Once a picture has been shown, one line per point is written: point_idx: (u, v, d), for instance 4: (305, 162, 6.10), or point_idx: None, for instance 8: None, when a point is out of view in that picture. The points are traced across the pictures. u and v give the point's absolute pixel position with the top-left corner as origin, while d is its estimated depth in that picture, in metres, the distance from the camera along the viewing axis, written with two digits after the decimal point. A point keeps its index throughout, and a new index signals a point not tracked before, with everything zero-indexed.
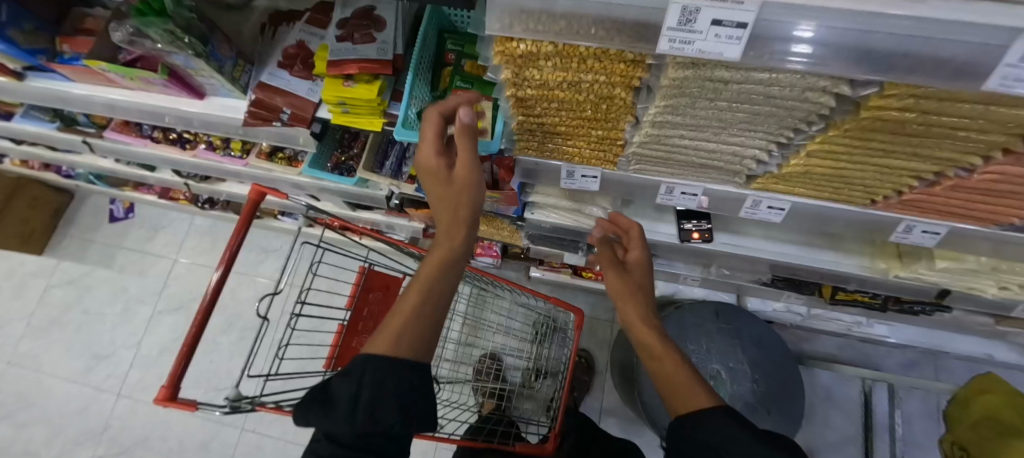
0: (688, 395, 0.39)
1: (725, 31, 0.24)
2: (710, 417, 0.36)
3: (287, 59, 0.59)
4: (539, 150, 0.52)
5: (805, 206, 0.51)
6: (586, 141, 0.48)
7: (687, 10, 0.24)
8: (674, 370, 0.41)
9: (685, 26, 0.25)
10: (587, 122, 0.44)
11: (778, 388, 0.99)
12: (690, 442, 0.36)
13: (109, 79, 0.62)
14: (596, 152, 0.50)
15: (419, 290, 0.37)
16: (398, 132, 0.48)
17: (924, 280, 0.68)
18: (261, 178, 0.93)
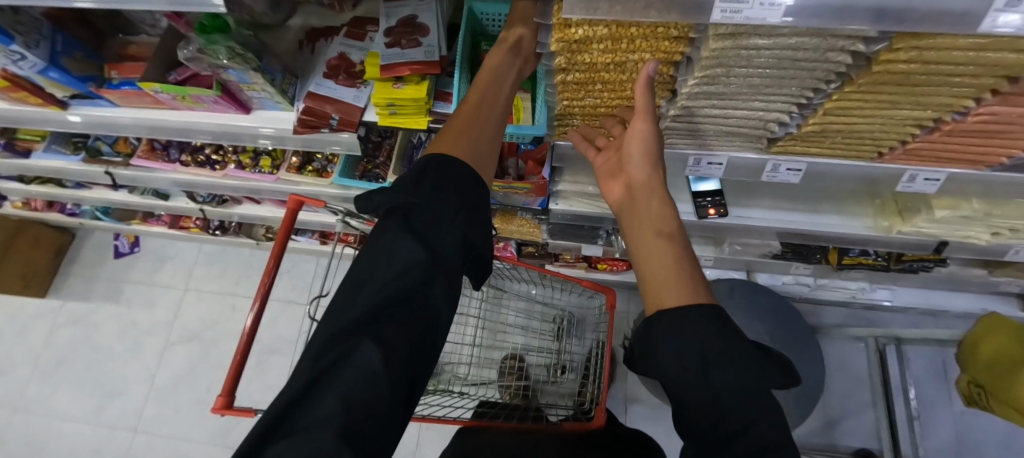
0: (676, 289, 0.37)
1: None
2: (695, 317, 0.35)
3: (331, 70, 0.63)
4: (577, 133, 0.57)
5: (819, 165, 0.57)
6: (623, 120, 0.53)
7: None
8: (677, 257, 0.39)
9: None
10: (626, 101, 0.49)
11: (800, 357, 1.03)
12: (672, 341, 0.35)
13: (158, 100, 0.65)
14: None
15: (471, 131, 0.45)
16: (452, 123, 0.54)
17: (925, 232, 0.74)
18: (289, 193, 0.96)
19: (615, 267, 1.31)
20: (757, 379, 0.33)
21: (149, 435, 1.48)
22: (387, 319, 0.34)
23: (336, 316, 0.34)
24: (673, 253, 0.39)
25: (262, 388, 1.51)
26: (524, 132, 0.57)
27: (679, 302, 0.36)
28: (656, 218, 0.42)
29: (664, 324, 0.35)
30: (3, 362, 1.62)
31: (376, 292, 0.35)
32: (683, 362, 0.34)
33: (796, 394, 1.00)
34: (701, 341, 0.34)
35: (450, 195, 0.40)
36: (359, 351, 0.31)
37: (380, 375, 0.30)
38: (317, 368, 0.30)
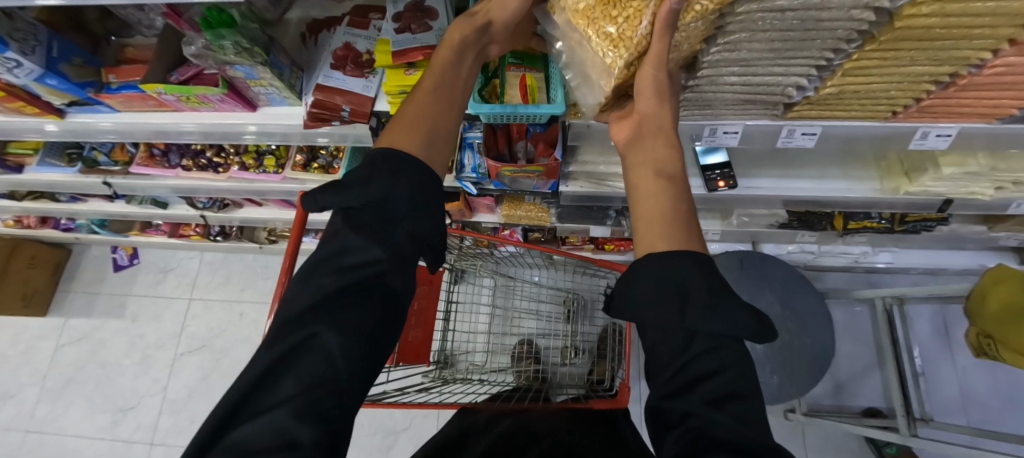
0: (668, 229, 0.35)
1: None
2: (676, 257, 0.33)
3: (338, 61, 0.62)
4: None
5: (833, 128, 0.57)
6: None
7: None
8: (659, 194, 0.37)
9: None
10: None
11: (810, 322, 1.05)
12: (652, 276, 0.34)
13: (162, 102, 0.64)
14: None
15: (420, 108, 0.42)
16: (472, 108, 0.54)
17: (931, 191, 0.76)
18: (295, 192, 0.94)
19: (622, 247, 1.32)
20: (731, 330, 0.31)
21: (166, 447, 1.48)
22: (338, 307, 0.35)
23: (288, 306, 0.36)
24: (671, 194, 0.37)
25: None
26: (543, 111, 0.56)
27: (674, 245, 0.34)
28: (654, 157, 0.40)
29: (649, 265, 0.34)
30: (9, 385, 1.60)
31: (324, 281, 0.36)
32: (664, 307, 0.33)
33: (806, 358, 1.02)
34: (688, 282, 0.32)
35: (397, 179, 0.37)
36: (313, 337, 0.33)
37: (336, 358, 0.33)
38: (273, 358, 0.33)
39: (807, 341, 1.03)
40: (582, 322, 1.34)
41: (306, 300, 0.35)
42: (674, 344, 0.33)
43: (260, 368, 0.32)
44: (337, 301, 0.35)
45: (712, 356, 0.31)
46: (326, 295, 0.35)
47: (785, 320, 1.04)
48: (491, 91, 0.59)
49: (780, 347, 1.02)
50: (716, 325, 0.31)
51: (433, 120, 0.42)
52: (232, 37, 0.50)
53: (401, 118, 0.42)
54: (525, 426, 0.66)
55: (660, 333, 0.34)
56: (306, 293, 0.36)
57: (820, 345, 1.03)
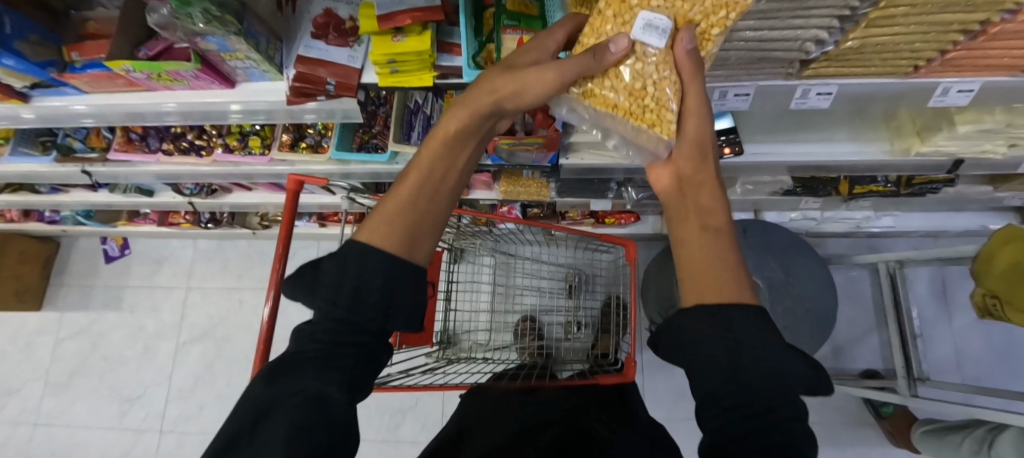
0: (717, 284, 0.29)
1: None
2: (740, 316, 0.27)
3: (319, 29, 0.58)
4: None
5: (849, 86, 0.54)
6: None
7: None
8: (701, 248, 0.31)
9: None
10: None
11: (812, 288, 1.05)
12: (700, 334, 0.28)
13: (132, 82, 0.60)
14: None
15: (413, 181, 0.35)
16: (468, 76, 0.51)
17: (943, 151, 0.74)
18: (285, 174, 0.91)
19: (623, 220, 1.30)
20: (788, 367, 0.26)
21: (177, 434, 1.50)
22: (326, 359, 0.31)
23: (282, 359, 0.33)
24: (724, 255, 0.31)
25: None
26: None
27: (725, 297, 0.28)
28: (703, 210, 0.33)
29: (697, 320, 0.28)
30: (13, 380, 1.60)
31: (314, 335, 0.32)
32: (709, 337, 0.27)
33: (807, 324, 1.03)
34: (744, 336, 0.26)
35: (377, 262, 0.32)
36: (296, 388, 0.29)
37: (320, 412, 0.28)
38: (253, 409, 0.29)
39: (810, 308, 1.03)
40: (584, 297, 1.33)
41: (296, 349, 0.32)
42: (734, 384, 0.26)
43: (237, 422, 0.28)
44: (325, 348, 0.31)
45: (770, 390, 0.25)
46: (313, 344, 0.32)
47: (787, 287, 1.04)
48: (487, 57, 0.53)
49: (783, 315, 1.02)
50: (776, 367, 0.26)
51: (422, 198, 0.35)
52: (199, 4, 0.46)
53: (388, 202, 0.35)
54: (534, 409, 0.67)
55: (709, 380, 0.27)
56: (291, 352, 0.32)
57: (821, 311, 1.04)
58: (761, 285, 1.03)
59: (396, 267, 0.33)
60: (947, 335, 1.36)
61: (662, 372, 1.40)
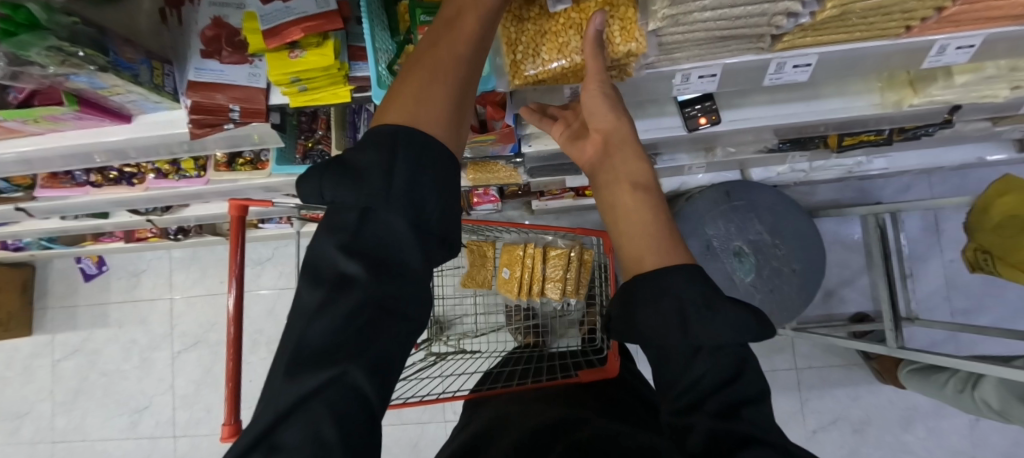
0: (648, 253, 0.35)
1: None
2: (670, 276, 0.33)
3: (208, 44, 0.48)
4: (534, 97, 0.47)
5: (832, 54, 0.46)
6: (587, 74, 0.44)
7: None
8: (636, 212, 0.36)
9: None
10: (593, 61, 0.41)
11: (800, 246, 1.02)
12: (647, 295, 0.33)
13: (14, 130, 0.53)
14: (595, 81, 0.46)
15: (417, 77, 0.28)
16: (374, 96, 0.42)
17: (937, 101, 0.67)
18: (230, 191, 0.84)
19: None
20: (732, 334, 0.31)
21: (190, 437, 1.57)
22: (384, 302, 0.26)
23: (309, 338, 0.24)
24: (650, 209, 0.37)
25: None
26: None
27: (659, 263, 0.35)
28: (627, 170, 0.38)
29: (645, 288, 0.34)
30: (21, 403, 1.65)
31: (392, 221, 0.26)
32: (664, 320, 0.32)
33: (797, 284, 1.01)
34: (687, 302, 0.32)
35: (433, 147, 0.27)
36: (342, 362, 0.24)
37: (364, 395, 0.24)
38: (272, 400, 0.23)
39: (797, 267, 1.01)
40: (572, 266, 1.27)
41: (362, 271, 0.25)
42: (721, 368, 0.31)
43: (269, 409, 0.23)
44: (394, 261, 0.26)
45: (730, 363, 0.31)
46: (362, 267, 0.25)
47: (773, 248, 1.01)
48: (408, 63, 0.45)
49: (770, 277, 1.01)
50: (720, 332, 0.31)
51: (439, 82, 0.27)
52: (41, 44, 0.37)
53: (406, 80, 0.28)
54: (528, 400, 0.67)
55: (701, 331, 0.31)
56: (331, 263, 0.26)
57: (808, 268, 1.02)
58: (745, 249, 1.01)
59: (433, 141, 0.27)
60: (936, 269, 1.36)
61: None
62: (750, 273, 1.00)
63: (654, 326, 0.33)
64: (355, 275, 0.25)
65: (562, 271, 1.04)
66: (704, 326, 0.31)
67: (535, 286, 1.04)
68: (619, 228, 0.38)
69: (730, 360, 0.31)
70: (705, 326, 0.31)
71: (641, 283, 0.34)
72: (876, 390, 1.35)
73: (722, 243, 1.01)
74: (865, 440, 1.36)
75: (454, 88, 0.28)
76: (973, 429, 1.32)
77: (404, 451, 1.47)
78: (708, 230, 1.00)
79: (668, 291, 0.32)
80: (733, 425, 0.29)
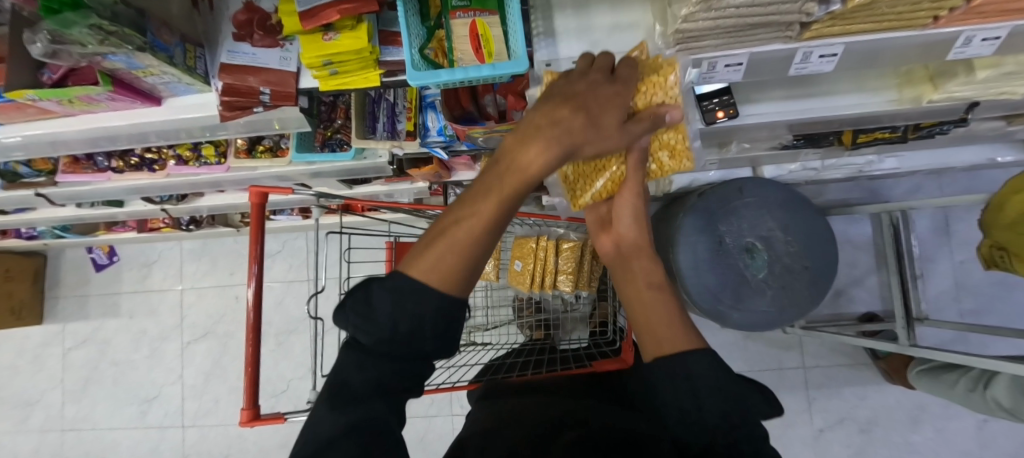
0: (667, 336, 0.32)
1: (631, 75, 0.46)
2: (693, 358, 0.29)
3: (242, 27, 0.50)
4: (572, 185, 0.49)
5: (859, 44, 0.47)
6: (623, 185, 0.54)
7: None
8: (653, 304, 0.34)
9: None
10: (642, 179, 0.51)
11: (813, 243, 1.02)
12: (670, 380, 0.29)
13: (47, 111, 0.54)
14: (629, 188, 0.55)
15: (453, 234, 0.28)
16: (410, 76, 0.41)
17: (956, 97, 0.68)
18: (248, 179, 0.85)
19: None
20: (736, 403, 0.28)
21: (198, 427, 1.58)
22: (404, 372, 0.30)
23: (343, 390, 0.29)
24: (666, 303, 0.34)
25: (292, 366, 1.57)
26: (503, 72, 0.41)
27: (678, 346, 0.31)
28: (643, 269, 0.36)
29: (665, 367, 0.30)
30: (31, 392, 1.66)
31: (402, 323, 0.28)
32: (682, 395, 0.29)
33: (808, 281, 1.01)
34: (699, 374, 0.29)
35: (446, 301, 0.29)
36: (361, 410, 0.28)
37: (386, 432, 0.28)
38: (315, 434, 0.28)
39: (809, 264, 1.01)
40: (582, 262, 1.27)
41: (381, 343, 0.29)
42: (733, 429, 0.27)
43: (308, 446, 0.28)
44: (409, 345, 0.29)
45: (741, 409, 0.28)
46: (382, 341, 0.29)
47: (786, 245, 1.01)
48: (437, 47, 0.46)
49: (782, 274, 1.01)
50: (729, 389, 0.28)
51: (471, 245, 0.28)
52: (83, 22, 0.38)
53: (431, 247, 0.29)
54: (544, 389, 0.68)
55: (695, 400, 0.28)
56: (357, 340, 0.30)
57: (819, 266, 1.02)
58: (758, 245, 1.01)
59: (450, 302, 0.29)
60: (946, 270, 1.36)
61: None
62: (762, 270, 1.01)
63: (677, 406, 0.29)
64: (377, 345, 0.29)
65: (573, 263, 1.04)
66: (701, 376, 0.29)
67: (547, 279, 1.05)
68: (640, 323, 0.34)
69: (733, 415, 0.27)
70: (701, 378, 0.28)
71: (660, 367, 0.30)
72: (884, 391, 1.35)
73: (734, 239, 1.01)
74: (872, 441, 1.36)
75: (482, 243, 0.28)
76: (981, 431, 1.32)
77: (411, 445, 1.48)
78: (721, 225, 1.00)
79: (684, 371, 0.29)
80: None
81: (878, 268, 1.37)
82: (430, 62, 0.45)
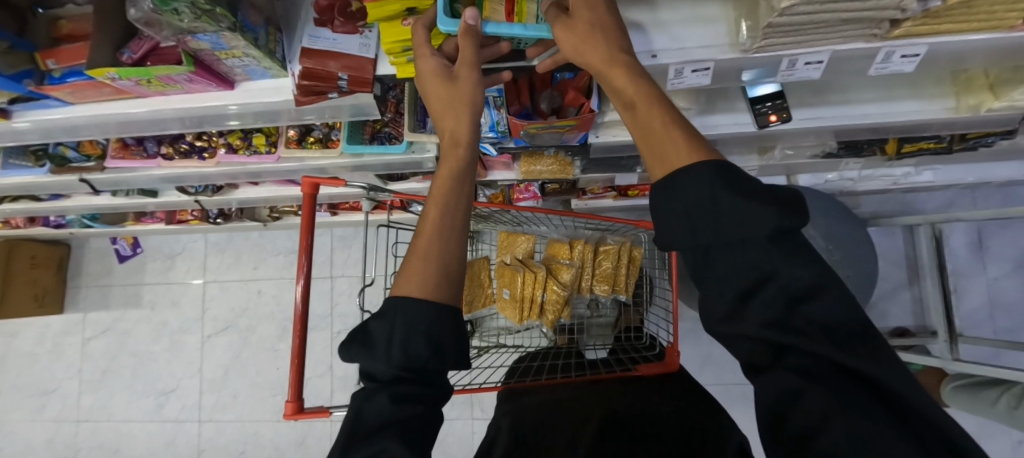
0: (670, 154, 0.32)
1: (697, 68, 0.49)
2: (692, 173, 0.30)
3: (323, 14, 0.50)
4: (552, 308, 0.99)
5: (940, 46, 0.47)
6: (557, 292, 0.98)
7: (678, 69, 0.49)
8: (649, 115, 0.33)
9: (678, 75, 0.50)
10: (554, 284, 0.99)
11: (853, 253, 1.01)
12: (709, 261, 0.30)
13: (120, 90, 0.54)
14: (559, 293, 0.98)
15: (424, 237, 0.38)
16: (442, 22, 0.42)
17: (1017, 105, 0.67)
18: (293, 170, 0.86)
19: (647, 192, 1.22)
20: (775, 272, 0.27)
21: (215, 422, 1.57)
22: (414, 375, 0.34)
23: (365, 413, 0.32)
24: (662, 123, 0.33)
25: (312, 364, 1.56)
26: (530, 35, 0.43)
27: (679, 165, 0.31)
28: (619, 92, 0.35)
29: (722, 258, 0.29)
30: (49, 380, 1.66)
31: (395, 349, 0.34)
32: (735, 285, 0.29)
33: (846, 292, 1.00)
34: (740, 266, 0.28)
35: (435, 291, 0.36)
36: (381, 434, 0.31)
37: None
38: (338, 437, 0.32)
39: (850, 274, 1.00)
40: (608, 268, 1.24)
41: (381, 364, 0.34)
42: (778, 257, 0.27)
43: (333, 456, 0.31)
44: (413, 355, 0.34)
45: (767, 254, 0.27)
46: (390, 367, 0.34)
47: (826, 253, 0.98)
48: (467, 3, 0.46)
49: None
50: (738, 267, 0.28)
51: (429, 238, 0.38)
52: None
53: (407, 270, 0.37)
54: (577, 399, 0.71)
55: (728, 272, 0.29)
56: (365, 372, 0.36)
57: (859, 276, 1.01)
58: None
59: (440, 310, 0.36)
60: (979, 286, 1.34)
61: (688, 339, 1.45)
62: None
63: (734, 273, 0.29)
64: (382, 369, 0.34)
65: (611, 266, 1.02)
66: (715, 268, 0.30)
67: (584, 282, 1.01)
68: (642, 136, 0.34)
69: (780, 313, 0.28)
70: (714, 272, 0.30)
71: (719, 259, 0.29)
72: None
73: None
74: None
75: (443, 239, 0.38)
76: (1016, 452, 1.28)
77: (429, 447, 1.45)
78: None
79: (703, 237, 0.30)
80: (789, 337, 0.27)
81: (910, 283, 1.35)
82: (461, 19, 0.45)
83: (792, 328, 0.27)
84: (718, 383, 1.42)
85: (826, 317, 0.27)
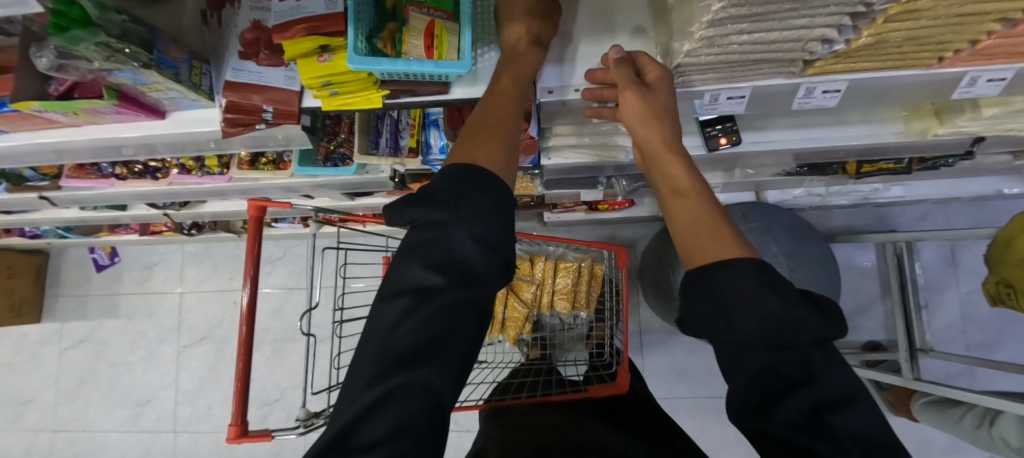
0: (711, 245, 0.34)
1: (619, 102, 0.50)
2: (736, 267, 0.31)
3: (248, 46, 0.50)
4: (512, 325, 1.01)
5: (861, 81, 0.47)
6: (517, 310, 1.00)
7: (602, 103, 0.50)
8: (695, 206, 0.36)
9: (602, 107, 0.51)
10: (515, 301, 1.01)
11: (817, 271, 1.00)
12: (733, 329, 0.31)
13: (50, 120, 0.54)
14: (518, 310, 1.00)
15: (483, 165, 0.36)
16: (351, 60, 0.40)
17: (962, 132, 0.67)
18: (249, 189, 0.86)
19: (618, 207, 1.21)
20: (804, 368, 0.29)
21: (190, 433, 1.56)
22: (455, 307, 0.32)
23: (403, 329, 0.31)
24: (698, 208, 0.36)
25: (287, 375, 1.55)
26: (444, 70, 0.43)
27: (725, 257, 0.33)
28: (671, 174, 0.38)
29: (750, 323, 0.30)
30: (26, 390, 1.65)
31: (467, 245, 0.32)
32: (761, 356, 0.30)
33: None
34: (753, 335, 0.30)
35: (494, 182, 0.34)
36: (419, 374, 0.29)
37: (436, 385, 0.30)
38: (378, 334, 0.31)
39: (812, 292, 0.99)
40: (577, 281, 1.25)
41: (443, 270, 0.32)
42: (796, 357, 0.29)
43: (351, 412, 0.28)
44: (457, 268, 0.32)
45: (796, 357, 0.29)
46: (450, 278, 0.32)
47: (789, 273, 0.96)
48: (387, 39, 0.46)
49: None
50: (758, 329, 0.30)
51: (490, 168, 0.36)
52: (91, 38, 0.38)
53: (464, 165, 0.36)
54: (524, 419, 0.72)
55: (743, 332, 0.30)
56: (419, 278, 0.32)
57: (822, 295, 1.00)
58: None
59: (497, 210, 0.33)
60: (953, 301, 1.34)
61: (662, 352, 1.44)
62: None
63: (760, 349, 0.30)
64: (439, 277, 0.32)
65: (571, 283, 1.02)
66: (747, 361, 0.30)
67: (544, 299, 1.02)
68: (686, 221, 0.36)
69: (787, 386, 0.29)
70: (747, 364, 0.30)
71: (744, 320, 0.30)
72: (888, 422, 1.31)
73: None
74: None
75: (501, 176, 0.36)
76: None
77: None
78: None
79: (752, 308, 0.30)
80: (813, 441, 0.26)
81: (883, 297, 1.34)
82: (376, 54, 0.45)
83: (820, 433, 0.26)
84: (692, 397, 1.42)
85: (857, 428, 0.27)
